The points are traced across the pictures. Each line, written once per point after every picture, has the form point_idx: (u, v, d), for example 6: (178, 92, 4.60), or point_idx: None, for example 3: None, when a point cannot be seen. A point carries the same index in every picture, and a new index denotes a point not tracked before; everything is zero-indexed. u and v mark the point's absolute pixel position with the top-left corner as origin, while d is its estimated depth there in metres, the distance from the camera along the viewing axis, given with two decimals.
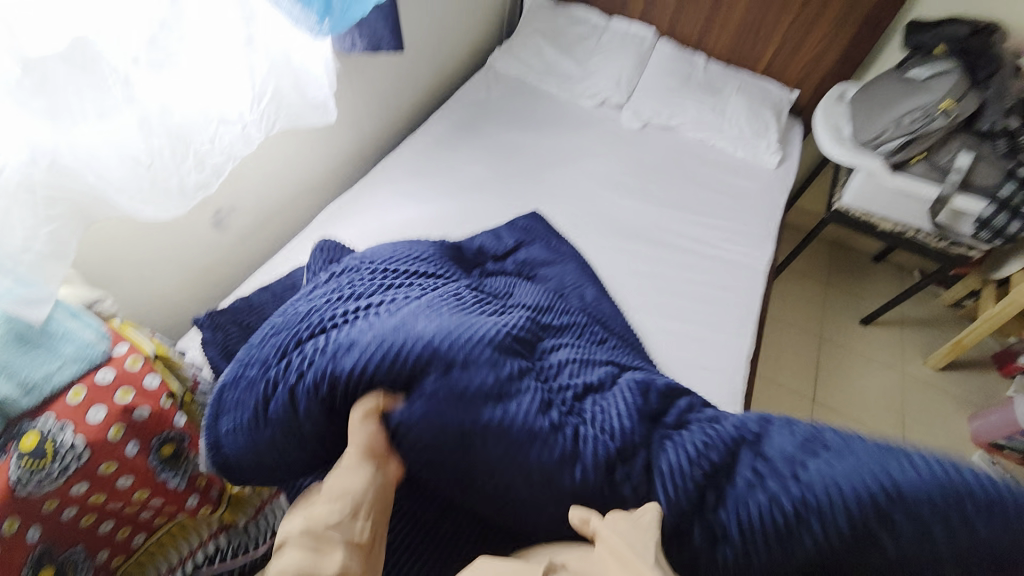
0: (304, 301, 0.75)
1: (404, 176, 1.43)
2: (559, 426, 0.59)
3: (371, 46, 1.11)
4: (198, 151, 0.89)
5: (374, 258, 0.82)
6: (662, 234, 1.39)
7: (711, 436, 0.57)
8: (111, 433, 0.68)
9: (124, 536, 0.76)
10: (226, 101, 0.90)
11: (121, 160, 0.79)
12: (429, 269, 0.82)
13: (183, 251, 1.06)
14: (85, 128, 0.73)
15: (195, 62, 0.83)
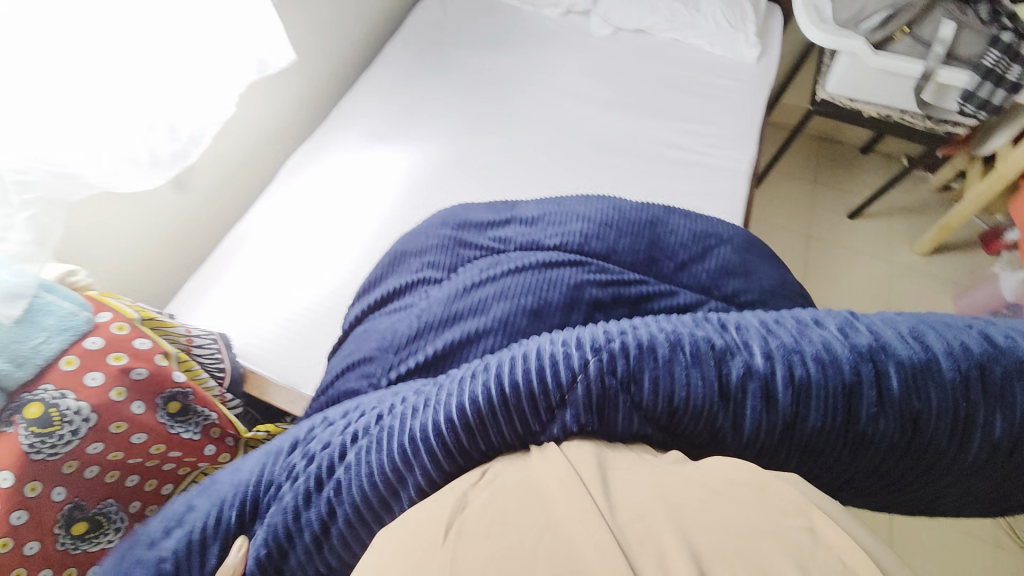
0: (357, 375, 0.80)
1: (370, 113, 1.37)
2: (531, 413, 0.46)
3: None
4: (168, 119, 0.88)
5: (379, 340, 0.81)
6: (642, 144, 1.35)
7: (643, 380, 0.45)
8: (114, 394, 0.71)
9: (152, 487, 0.81)
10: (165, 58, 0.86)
11: None
12: (407, 330, 0.78)
13: (153, 215, 1.03)
14: None
15: None
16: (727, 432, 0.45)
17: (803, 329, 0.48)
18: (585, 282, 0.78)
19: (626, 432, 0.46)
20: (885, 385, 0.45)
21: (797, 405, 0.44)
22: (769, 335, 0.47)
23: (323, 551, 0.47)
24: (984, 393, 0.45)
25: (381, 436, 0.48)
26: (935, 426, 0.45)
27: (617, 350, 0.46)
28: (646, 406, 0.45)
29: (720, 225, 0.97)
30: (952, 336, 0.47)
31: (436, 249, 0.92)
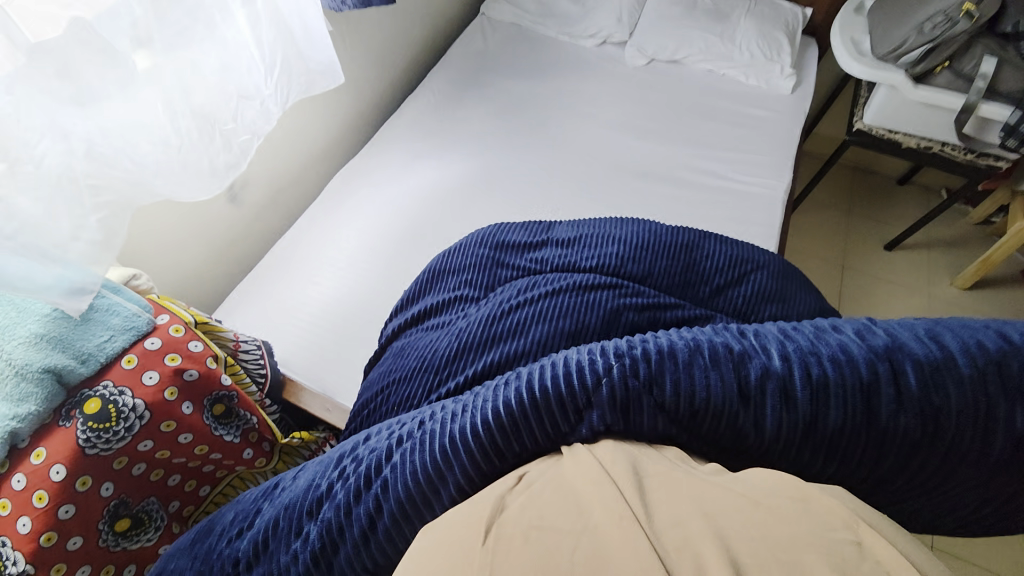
0: (397, 391, 0.82)
1: (412, 135, 1.43)
2: (563, 411, 0.47)
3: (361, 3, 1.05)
4: (223, 131, 0.91)
5: (418, 357, 0.83)
6: (674, 170, 1.37)
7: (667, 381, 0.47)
8: (167, 394, 0.74)
9: (191, 487, 0.84)
10: (239, 76, 0.90)
11: (154, 145, 0.81)
12: (448, 348, 0.79)
13: (208, 225, 1.09)
14: (108, 106, 0.75)
15: (201, 44, 0.84)
16: (753, 431, 0.46)
17: (820, 333, 0.49)
18: (623, 307, 0.78)
19: (654, 432, 0.47)
20: (901, 384, 0.45)
21: (816, 405, 0.45)
22: (784, 341, 0.48)
23: (370, 546, 0.48)
24: (1005, 388, 0.44)
25: (421, 436, 0.50)
26: (958, 421, 0.44)
27: (638, 355, 0.48)
28: (673, 406, 0.47)
29: (756, 250, 0.97)
30: (966, 332, 0.47)
31: (473, 268, 0.94)
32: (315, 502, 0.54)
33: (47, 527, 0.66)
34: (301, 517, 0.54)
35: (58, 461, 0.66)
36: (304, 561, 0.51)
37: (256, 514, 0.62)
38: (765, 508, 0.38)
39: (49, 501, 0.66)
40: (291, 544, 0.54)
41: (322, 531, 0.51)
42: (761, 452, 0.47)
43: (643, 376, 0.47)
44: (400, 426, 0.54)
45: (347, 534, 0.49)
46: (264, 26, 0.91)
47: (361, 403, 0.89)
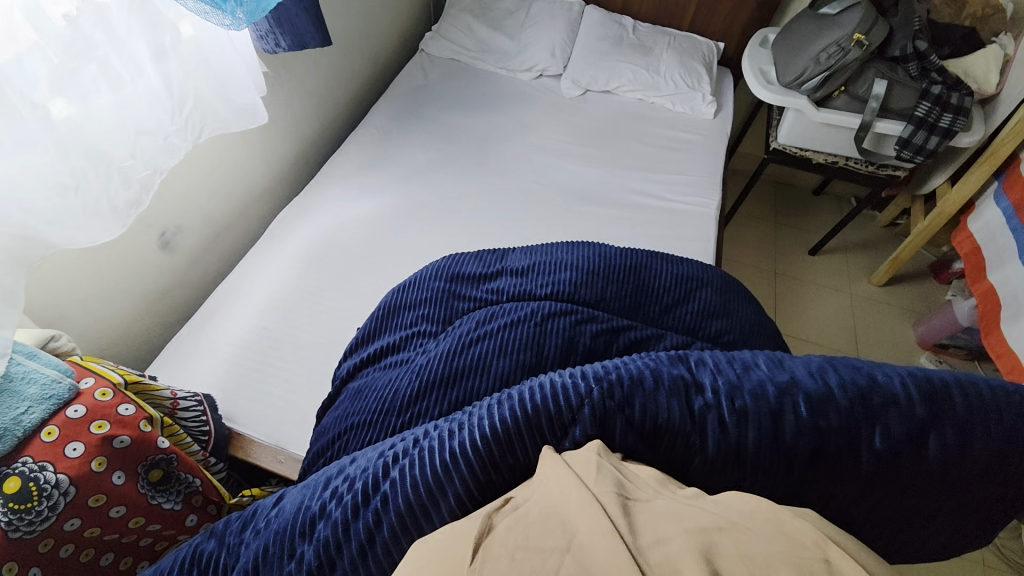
0: (354, 435, 0.79)
1: (356, 170, 1.41)
2: (547, 426, 0.56)
3: (296, 44, 1.04)
4: (122, 170, 0.83)
5: (375, 398, 0.80)
6: (616, 193, 1.44)
7: (633, 402, 0.56)
8: (95, 464, 0.67)
9: (127, 565, 0.76)
10: (145, 113, 0.84)
11: (44, 184, 0.73)
12: (408, 386, 0.78)
13: (137, 275, 1.02)
14: (3, 157, 0.68)
15: (110, 86, 0.78)
16: (692, 453, 0.54)
17: (748, 369, 0.58)
18: (579, 333, 0.80)
19: (621, 446, 0.56)
20: (798, 414, 0.53)
21: (738, 428, 0.53)
22: (717, 374, 0.57)
23: (367, 559, 0.55)
24: (866, 413, 0.53)
25: (419, 454, 0.57)
26: (840, 441, 0.52)
27: (614, 379, 0.58)
28: (635, 426, 0.56)
29: (698, 267, 1.03)
30: (844, 367, 0.57)
31: (429, 302, 0.93)
32: (311, 524, 0.60)
33: None
34: (295, 539, 0.60)
35: None
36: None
37: (240, 547, 0.65)
38: (742, 527, 0.43)
39: None
40: (284, 566, 0.59)
41: (320, 548, 0.57)
42: (694, 473, 0.55)
43: (614, 395, 0.56)
44: (392, 447, 0.61)
45: (346, 546, 0.56)
46: (175, 64, 0.87)
47: (313, 457, 0.84)
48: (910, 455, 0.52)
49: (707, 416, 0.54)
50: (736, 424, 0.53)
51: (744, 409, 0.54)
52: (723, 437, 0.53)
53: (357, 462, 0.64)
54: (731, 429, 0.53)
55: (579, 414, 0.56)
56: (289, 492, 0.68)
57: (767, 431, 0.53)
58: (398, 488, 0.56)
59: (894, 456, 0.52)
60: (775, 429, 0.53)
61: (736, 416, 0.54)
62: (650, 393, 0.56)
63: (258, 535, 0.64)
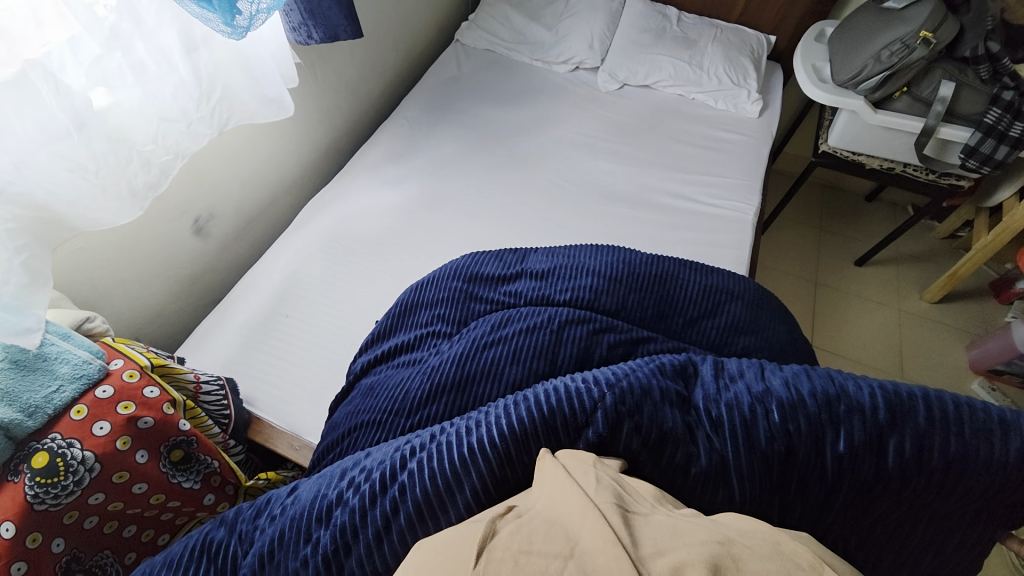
0: (363, 433, 0.80)
1: (385, 161, 1.42)
2: (561, 428, 0.56)
3: (327, 36, 1.04)
4: (142, 152, 0.86)
5: (386, 397, 0.81)
6: (647, 193, 1.38)
7: (638, 409, 0.55)
8: (120, 443, 0.71)
9: (148, 537, 0.80)
10: (169, 101, 0.86)
11: (70, 171, 0.76)
12: (419, 386, 0.78)
13: (169, 259, 1.05)
14: (33, 143, 0.71)
15: (137, 77, 0.81)
16: (689, 465, 0.54)
17: (729, 382, 0.60)
18: (596, 343, 0.78)
19: (625, 453, 0.55)
20: (773, 419, 0.55)
21: (725, 439, 0.55)
22: (702, 388, 0.60)
23: (382, 547, 0.55)
24: (832, 418, 0.54)
25: (435, 448, 0.58)
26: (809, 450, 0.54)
27: (622, 385, 0.57)
28: (641, 433, 0.55)
29: (730, 278, 0.98)
30: (817, 375, 0.58)
31: (445, 302, 0.93)
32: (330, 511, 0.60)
33: None
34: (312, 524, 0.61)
35: (3, 519, 0.62)
36: (313, 563, 0.58)
37: (257, 531, 0.66)
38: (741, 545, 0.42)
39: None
40: (299, 550, 0.60)
41: (335, 535, 0.58)
42: (689, 489, 0.54)
43: (623, 401, 0.56)
44: (408, 441, 0.62)
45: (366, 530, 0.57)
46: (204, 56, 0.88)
47: (324, 448, 0.86)
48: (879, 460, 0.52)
49: (697, 430, 0.56)
50: (721, 433, 0.56)
51: (731, 422, 0.56)
52: (713, 448, 0.54)
53: (371, 454, 0.65)
54: (721, 440, 0.55)
55: (589, 418, 0.56)
56: (302, 481, 0.71)
57: (755, 443, 0.54)
58: (415, 480, 0.56)
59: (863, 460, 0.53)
60: (764, 442, 0.54)
61: (722, 428, 0.56)
62: (651, 402, 0.56)
63: (273, 521, 0.66)
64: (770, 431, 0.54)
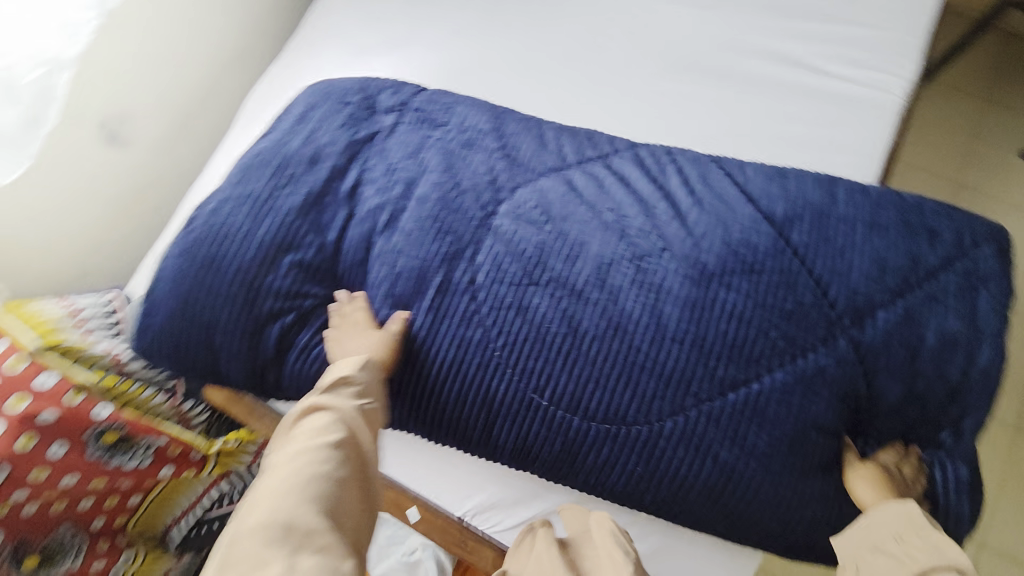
0: (382, 289, 0.62)
1: (344, 12, 0.95)
2: (722, 276, 0.58)
3: (329, 96, 0.72)
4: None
5: (389, 274, 0.62)
6: (743, 60, 0.87)
7: (776, 232, 0.60)
8: (22, 443, 0.60)
9: (114, 503, 0.73)
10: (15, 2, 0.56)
11: None
12: (411, 297, 0.61)
13: (86, 179, 0.82)
14: None
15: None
16: (849, 300, 0.58)
17: (866, 258, 0.59)
18: (653, 376, 0.56)
19: (782, 329, 0.57)
20: (882, 262, 0.59)
21: (826, 274, 0.59)
22: (813, 255, 0.59)
23: (529, 236, 0.62)
24: (906, 284, 0.59)
25: (583, 217, 0.63)
26: (863, 200, 0.63)
27: (764, 251, 0.59)
28: (817, 298, 0.58)
29: (883, 194, 0.64)
30: (937, 314, 0.58)
31: (420, 233, 0.62)
32: (423, 99, 0.73)
33: None
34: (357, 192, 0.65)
35: None
36: (498, 225, 0.63)
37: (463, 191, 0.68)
38: None
39: None
40: None
41: None
42: (889, 361, 0.57)
43: (752, 256, 0.59)
44: None
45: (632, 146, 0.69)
46: None
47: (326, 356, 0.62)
48: (917, 308, 0.58)
49: (860, 238, 0.60)
50: (795, 275, 0.58)
51: (863, 260, 0.59)
52: (848, 275, 0.59)
53: (515, 193, 0.65)
54: (814, 268, 0.59)
55: (728, 286, 0.58)
56: (412, 151, 0.68)
57: (899, 264, 0.59)
58: (550, 250, 0.61)
59: (885, 296, 0.58)
60: (881, 265, 0.59)
61: (870, 284, 0.58)
62: (782, 257, 0.59)
63: (488, 161, 0.67)
64: (885, 306, 0.58)
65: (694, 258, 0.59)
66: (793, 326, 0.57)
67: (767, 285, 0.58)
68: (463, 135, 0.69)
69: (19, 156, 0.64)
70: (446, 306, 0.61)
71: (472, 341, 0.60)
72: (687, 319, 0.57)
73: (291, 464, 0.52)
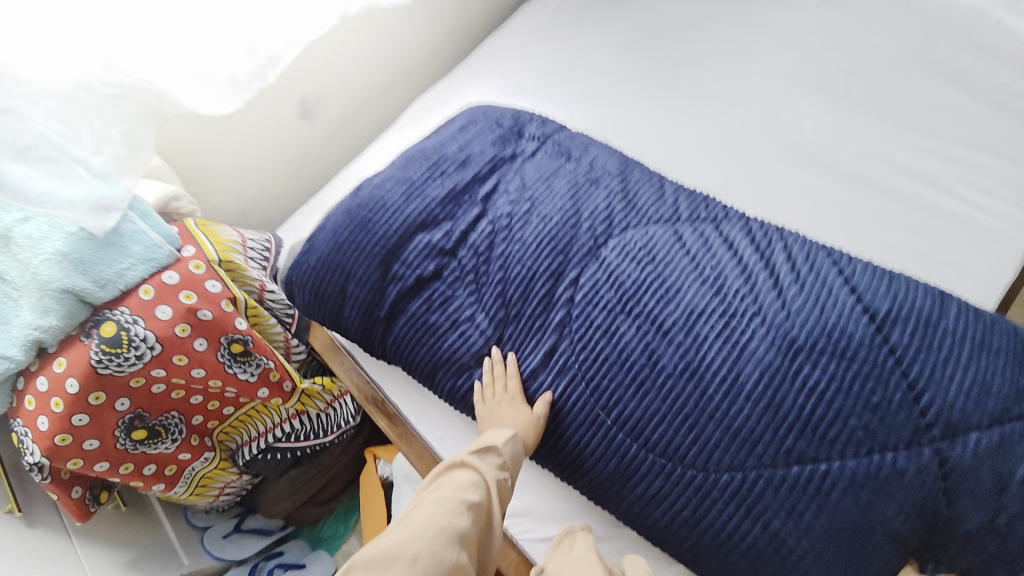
0: (489, 286, 0.71)
1: (508, 54, 1.10)
2: (811, 352, 0.60)
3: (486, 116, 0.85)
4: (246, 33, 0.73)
5: (498, 274, 0.70)
6: (868, 166, 0.89)
7: (876, 328, 0.61)
8: (178, 330, 0.73)
9: (214, 407, 0.84)
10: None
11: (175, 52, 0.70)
12: (512, 298, 0.69)
13: (274, 144, 1.01)
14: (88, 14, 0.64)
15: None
16: (943, 413, 0.57)
17: (968, 377, 0.58)
18: (719, 429, 0.58)
19: (864, 418, 0.57)
20: (986, 385, 0.58)
21: (923, 380, 0.58)
22: (911, 359, 0.59)
23: (630, 270, 0.68)
24: (1008, 414, 0.57)
25: (684, 266, 0.68)
26: (975, 321, 0.62)
27: (860, 341, 0.60)
28: (909, 401, 0.57)
29: (999, 321, 0.63)
30: None
31: (535, 245, 0.71)
32: (563, 136, 0.84)
33: (63, 428, 0.69)
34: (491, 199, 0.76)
35: (73, 373, 0.68)
36: (604, 254, 0.70)
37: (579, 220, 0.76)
38: None
39: (64, 408, 0.69)
40: None
41: None
42: (975, 485, 0.55)
43: (846, 342, 0.60)
44: None
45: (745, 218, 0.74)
46: None
47: (426, 329, 0.71)
48: (1014, 440, 0.56)
49: (965, 356, 0.60)
50: (887, 374, 0.59)
51: (965, 379, 0.58)
52: (947, 387, 0.58)
53: (626, 231, 0.72)
54: (909, 370, 0.59)
55: (814, 364, 0.59)
56: (545, 176, 0.77)
57: (1004, 393, 0.57)
58: (648, 286, 0.66)
59: (983, 418, 0.57)
60: (984, 389, 0.58)
61: (968, 403, 0.57)
62: (878, 353, 0.59)
63: (608, 199, 0.75)
64: (981, 430, 0.56)
65: (787, 329, 0.61)
66: (875, 421, 0.57)
67: (857, 372, 0.59)
68: (591, 172, 0.78)
69: (237, 96, 0.77)
70: (539, 313, 0.68)
71: (557, 351, 0.66)
72: (766, 382, 0.59)
73: (434, 510, 0.57)
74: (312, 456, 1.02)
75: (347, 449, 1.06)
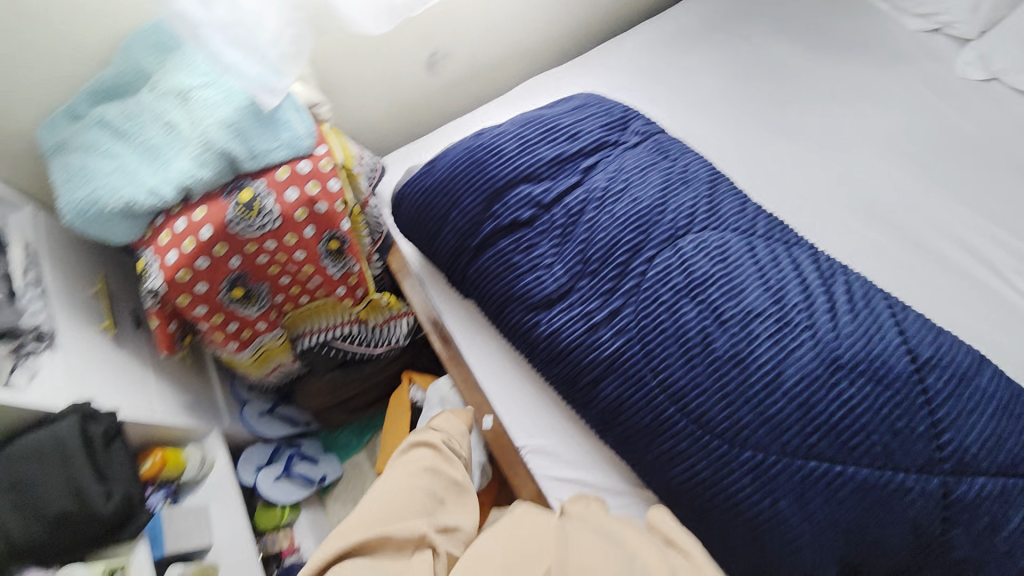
0: (572, 245, 0.79)
1: (621, 58, 1.18)
2: (849, 371, 0.66)
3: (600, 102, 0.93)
4: None
5: (582, 236, 0.79)
6: (936, 238, 0.94)
7: (912, 367, 0.67)
8: (298, 213, 0.83)
9: (298, 291, 0.94)
10: None
11: None
12: (590, 259, 0.77)
13: (396, 85, 1.11)
14: None
15: None
16: (956, 454, 0.63)
17: (988, 432, 0.64)
18: (749, 412, 0.65)
19: (882, 437, 0.63)
20: (1000, 440, 0.64)
21: (944, 422, 0.64)
22: (938, 401, 0.65)
23: (702, 262, 0.75)
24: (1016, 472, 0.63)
25: (751, 271, 0.75)
26: (1006, 387, 0.67)
27: (895, 374, 0.66)
28: (927, 436, 0.63)
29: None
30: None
31: (622, 220, 0.78)
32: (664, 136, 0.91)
33: (187, 267, 0.80)
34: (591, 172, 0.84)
35: (209, 223, 0.79)
36: (681, 242, 0.78)
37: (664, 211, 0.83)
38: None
39: (192, 251, 0.79)
40: None
41: None
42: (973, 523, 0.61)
43: (883, 371, 0.66)
44: None
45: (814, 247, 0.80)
46: None
47: (507, 266, 0.80)
48: (1015, 495, 0.61)
49: (988, 413, 0.65)
50: (913, 408, 0.65)
51: (983, 432, 0.64)
52: (963, 432, 0.64)
53: (705, 230, 0.79)
54: (934, 411, 0.65)
55: (850, 382, 0.66)
56: (643, 165, 0.85)
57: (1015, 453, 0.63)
58: (715, 280, 0.74)
59: (992, 468, 0.62)
60: (998, 445, 0.63)
61: (979, 451, 0.63)
62: (907, 389, 0.66)
63: (694, 199, 0.82)
64: (987, 477, 0.62)
65: (833, 346, 0.68)
66: (892, 444, 0.63)
67: (887, 398, 0.65)
68: (684, 172, 0.86)
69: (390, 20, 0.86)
70: (611, 278, 0.76)
71: (620, 314, 0.74)
72: (802, 385, 0.66)
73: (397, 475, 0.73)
74: (357, 364, 1.12)
75: (386, 368, 1.16)
